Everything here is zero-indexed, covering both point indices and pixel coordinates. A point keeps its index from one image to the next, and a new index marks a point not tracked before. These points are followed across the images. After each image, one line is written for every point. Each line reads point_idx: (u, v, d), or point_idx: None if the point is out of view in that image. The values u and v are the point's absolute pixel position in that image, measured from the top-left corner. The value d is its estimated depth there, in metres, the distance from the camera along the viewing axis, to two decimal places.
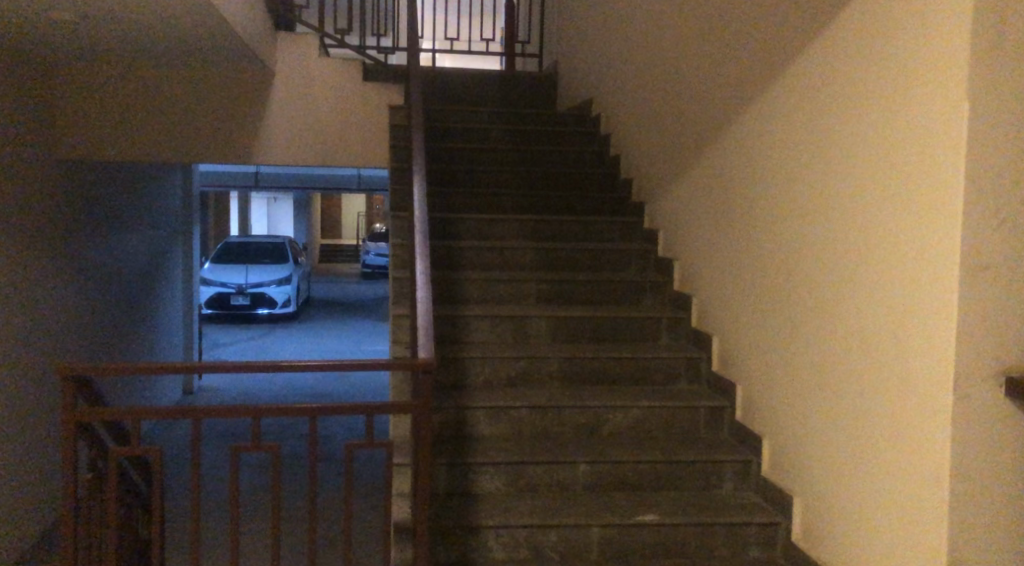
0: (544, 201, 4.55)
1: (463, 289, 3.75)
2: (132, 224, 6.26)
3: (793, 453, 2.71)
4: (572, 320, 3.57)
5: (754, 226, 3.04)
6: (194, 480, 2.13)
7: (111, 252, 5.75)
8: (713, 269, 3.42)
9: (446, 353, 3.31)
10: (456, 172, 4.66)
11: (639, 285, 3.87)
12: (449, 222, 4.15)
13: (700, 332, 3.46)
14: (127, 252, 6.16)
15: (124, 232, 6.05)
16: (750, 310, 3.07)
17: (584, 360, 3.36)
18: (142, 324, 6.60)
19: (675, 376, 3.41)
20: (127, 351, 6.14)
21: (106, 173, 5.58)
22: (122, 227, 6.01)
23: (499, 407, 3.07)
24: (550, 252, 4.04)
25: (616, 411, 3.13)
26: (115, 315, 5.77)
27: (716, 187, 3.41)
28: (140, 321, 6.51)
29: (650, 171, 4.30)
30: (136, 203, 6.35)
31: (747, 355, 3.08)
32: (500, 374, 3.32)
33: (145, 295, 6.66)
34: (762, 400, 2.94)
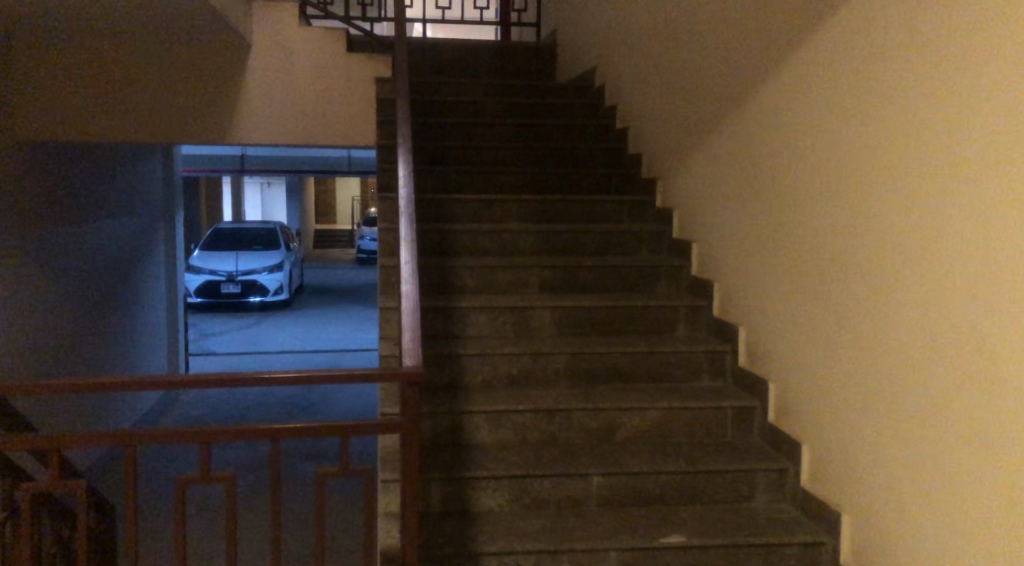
0: (546, 178, 4.16)
1: (458, 277, 3.38)
2: (102, 211, 5.86)
3: (837, 463, 2.37)
4: (579, 310, 3.21)
5: (788, 202, 2.66)
6: (131, 525, 1.77)
7: (76, 244, 5.35)
8: (738, 251, 3.05)
9: (440, 350, 2.95)
10: (449, 149, 4.27)
11: (652, 270, 3.50)
12: (442, 203, 3.77)
13: (724, 322, 3.10)
14: (97, 241, 5.77)
15: (93, 221, 5.66)
16: (782, 297, 2.70)
17: (593, 356, 3.00)
18: (116, 320, 6.23)
19: (696, 371, 3.05)
20: (98, 349, 5.77)
21: (71, 159, 5.18)
22: (91, 216, 5.61)
23: (499, 411, 2.72)
24: (554, 236, 3.67)
25: (633, 414, 2.78)
26: (77, 311, 5.39)
27: (740, 159, 3.03)
28: (113, 316, 6.13)
29: (662, 144, 3.91)
30: (107, 189, 5.94)
31: (780, 349, 2.72)
32: (501, 373, 2.96)
33: (119, 287, 6.28)
34: (798, 401, 2.59)
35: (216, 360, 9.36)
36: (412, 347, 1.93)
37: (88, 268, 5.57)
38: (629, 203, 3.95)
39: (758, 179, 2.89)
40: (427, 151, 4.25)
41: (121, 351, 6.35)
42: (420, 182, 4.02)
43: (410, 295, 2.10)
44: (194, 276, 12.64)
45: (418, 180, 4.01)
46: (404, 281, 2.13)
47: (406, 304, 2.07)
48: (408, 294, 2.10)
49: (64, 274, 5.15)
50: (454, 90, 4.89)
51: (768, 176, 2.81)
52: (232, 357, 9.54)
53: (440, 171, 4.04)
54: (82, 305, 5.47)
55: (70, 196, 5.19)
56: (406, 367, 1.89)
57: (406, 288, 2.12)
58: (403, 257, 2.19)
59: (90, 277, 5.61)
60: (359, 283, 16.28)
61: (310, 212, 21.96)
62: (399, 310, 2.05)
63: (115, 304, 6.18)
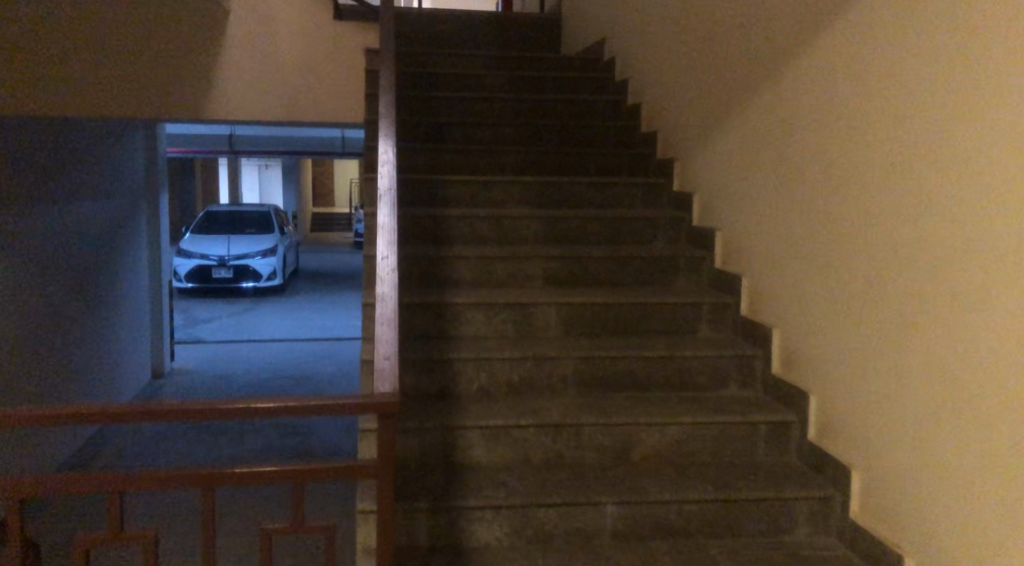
0: (551, 159, 3.77)
1: (453, 269, 3.01)
2: (77, 192, 5.47)
3: (896, 495, 2.00)
4: (588, 308, 2.84)
5: (835, 187, 2.28)
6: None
7: (48, 228, 4.97)
8: (771, 243, 2.68)
9: (431, 352, 2.58)
10: (444, 125, 3.87)
11: (670, 262, 3.12)
12: (436, 186, 3.39)
13: (754, 323, 2.73)
14: (71, 226, 5.38)
15: (66, 203, 5.27)
16: (827, 298, 2.32)
17: (605, 361, 2.63)
18: (94, 311, 5.85)
19: (722, 379, 2.68)
20: (75, 344, 5.40)
21: (36, 139, 4.75)
22: (61, 201, 5.20)
23: (498, 426, 2.35)
24: (560, 223, 3.29)
25: (652, 430, 2.42)
26: (53, 303, 5.02)
27: (775, 137, 2.64)
28: (91, 308, 5.76)
29: (679, 121, 3.52)
30: (83, 169, 5.56)
31: (822, 358, 2.35)
32: (500, 381, 2.60)
33: (97, 276, 5.90)
34: (846, 419, 2.22)
35: (203, 350, 8.97)
36: (389, 365, 1.55)
37: (58, 258, 5.15)
38: (643, 187, 3.56)
39: (796, 160, 2.50)
40: (420, 128, 3.85)
41: (100, 345, 5.97)
42: (412, 161, 3.63)
43: (387, 297, 1.71)
44: (185, 260, 12.23)
45: (409, 159, 3.62)
46: (382, 281, 1.75)
47: (383, 309, 1.68)
48: (386, 296, 1.71)
49: (31, 264, 4.74)
50: (451, 62, 4.49)
51: (809, 156, 2.42)
52: (220, 346, 9.15)
53: (435, 150, 3.65)
54: (56, 297, 5.10)
55: (36, 179, 4.78)
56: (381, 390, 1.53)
57: (384, 288, 1.73)
58: (380, 251, 1.81)
59: (60, 267, 5.18)
60: (356, 268, 15.89)
61: (306, 195, 21.53)
62: (374, 319, 1.66)
63: (90, 297, 5.75)
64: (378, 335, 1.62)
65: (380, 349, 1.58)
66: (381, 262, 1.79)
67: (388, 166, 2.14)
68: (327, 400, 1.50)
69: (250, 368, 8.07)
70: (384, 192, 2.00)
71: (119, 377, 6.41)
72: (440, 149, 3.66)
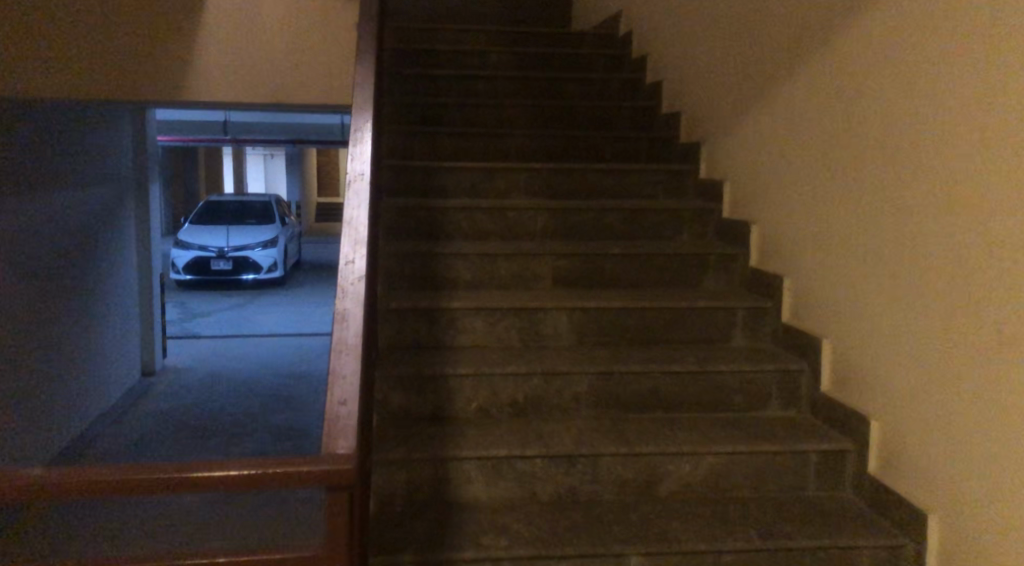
0: (562, 143, 3.38)
1: (449, 268, 2.63)
2: (68, 180, 5.12)
3: (986, 551, 1.63)
4: (604, 313, 2.47)
5: (905, 174, 1.89)
6: None
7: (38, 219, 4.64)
8: (818, 239, 2.29)
9: (422, 366, 2.20)
10: (444, 105, 3.48)
11: (698, 260, 2.73)
12: (432, 173, 3.02)
13: (798, 332, 2.35)
14: (63, 215, 5.04)
15: (58, 190, 4.93)
16: (891, 308, 1.94)
17: (625, 376, 2.26)
18: (87, 306, 5.51)
19: (760, 397, 2.31)
20: (68, 342, 5.06)
21: (20, 122, 4.39)
22: (52, 190, 4.86)
23: (499, 457, 1.99)
24: (572, 215, 2.91)
25: (681, 460, 2.05)
26: (42, 298, 4.68)
27: (822, 118, 2.26)
28: (83, 302, 5.42)
29: (706, 101, 3.14)
30: (73, 155, 5.21)
31: (885, 376, 1.97)
32: (503, 401, 2.23)
33: (88, 267, 5.56)
34: (916, 453, 1.84)
35: (197, 345, 8.62)
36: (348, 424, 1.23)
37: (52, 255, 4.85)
38: (664, 175, 3.18)
39: (851, 145, 2.11)
40: (416, 109, 3.46)
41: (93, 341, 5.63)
42: (406, 145, 3.24)
43: (352, 326, 1.36)
44: (182, 251, 11.89)
45: (403, 143, 3.23)
46: (347, 300, 1.40)
47: (346, 339, 1.34)
48: (350, 324, 1.36)
49: (18, 259, 4.39)
50: (453, 37, 4.09)
51: (867, 138, 2.04)
52: (216, 340, 8.82)
53: (431, 133, 3.26)
54: (46, 292, 4.76)
55: (23, 165, 4.43)
56: (338, 456, 1.18)
57: (346, 312, 1.38)
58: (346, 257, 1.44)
59: (54, 265, 4.88)
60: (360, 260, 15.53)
61: (310, 185, 21.15)
62: (332, 350, 1.32)
63: (82, 293, 5.44)
64: (334, 380, 1.28)
65: (334, 404, 1.25)
66: (348, 275, 1.44)
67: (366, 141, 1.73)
68: (266, 471, 1.17)
69: (245, 365, 7.72)
70: (354, 182, 1.63)
71: (112, 375, 6.08)
72: (437, 133, 3.27)
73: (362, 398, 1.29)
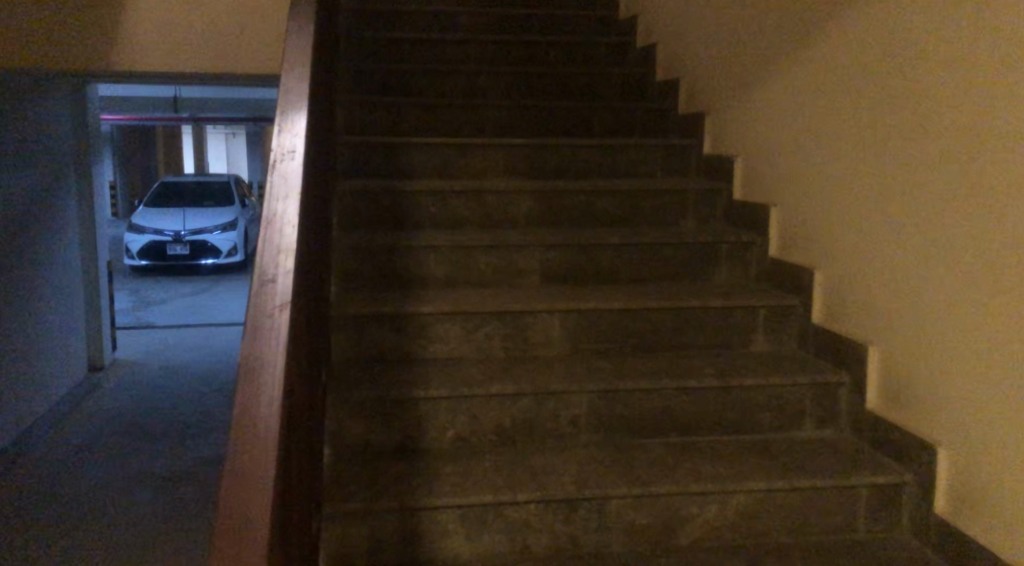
0: (546, 114, 2.95)
1: (417, 264, 2.22)
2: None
3: None
4: (603, 315, 2.09)
5: (977, 149, 1.51)
6: None
7: None
8: (858, 228, 1.92)
9: (386, 388, 1.79)
10: (410, 72, 3.02)
11: (709, 249, 2.35)
12: (396, 150, 2.59)
13: (835, 336, 1.99)
14: None
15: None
16: (961, 315, 1.58)
17: (632, 396, 1.88)
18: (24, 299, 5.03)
19: (791, 414, 1.96)
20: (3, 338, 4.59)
21: None
22: None
23: (483, 506, 1.60)
24: (561, 198, 2.50)
25: (705, 501, 1.68)
26: None
27: (861, 81, 1.88)
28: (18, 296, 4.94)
29: (708, 66, 2.74)
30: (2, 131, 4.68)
31: (951, 396, 1.61)
32: (487, 429, 1.83)
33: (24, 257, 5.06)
34: (996, 492, 1.49)
35: (153, 337, 8.09)
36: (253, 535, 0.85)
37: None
38: (663, 151, 2.78)
39: (902, 115, 1.74)
40: (377, 76, 2.99)
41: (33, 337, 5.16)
42: (365, 118, 2.78)
43: (267, 377, 0.97)
44: (138, 235, 11.24)
45: (362, 116, 2.78)
46: (261, 341, 1.00)
47: (259, 395, 0.96)
48: (264, 375, 0.97)
49: None
50: None
51: (924, 104, 1.66)
52: (174, 331, 8.30)
53: (396, 103, 2.80)
54: None
55: None
56: None
57: (258, 353, 0.99)
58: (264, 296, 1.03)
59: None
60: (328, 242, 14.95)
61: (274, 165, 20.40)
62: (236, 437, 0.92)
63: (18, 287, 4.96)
64: (236, 466, 0.89)
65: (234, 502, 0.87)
66: (268, 300, 1.04)
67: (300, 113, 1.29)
68: None
69: (204, 358, 7.22)
70: (276, 163, 1.21)
71: (55, 375, 5.59)
72: (402, 103, 2.81)
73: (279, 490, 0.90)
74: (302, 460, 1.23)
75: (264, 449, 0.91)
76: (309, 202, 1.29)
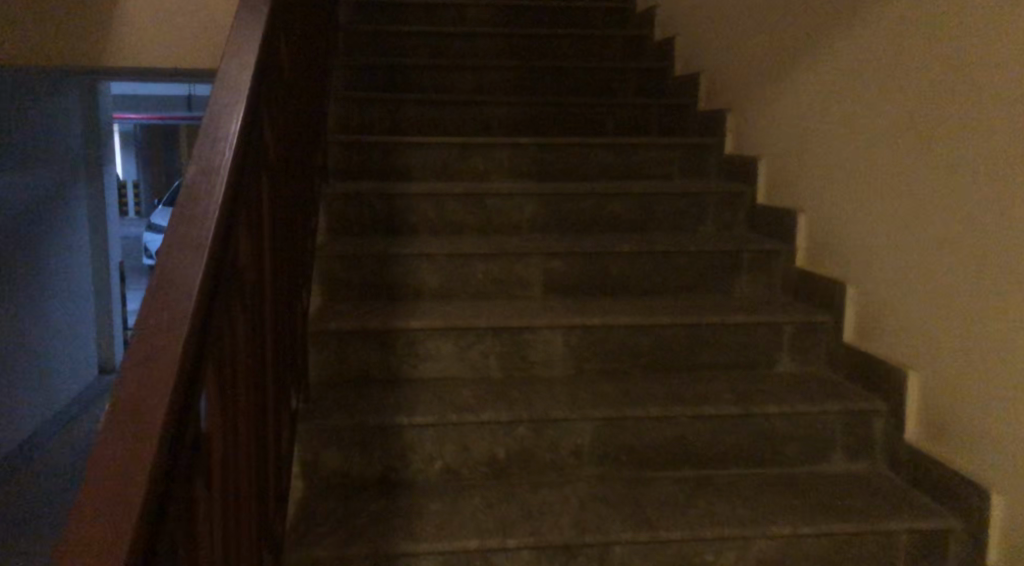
0: (557, 112, 2.76)
1: (410, 274, 2.05)
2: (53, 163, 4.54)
3: None
4: (612, 331, 1.90)
5: None
6: None
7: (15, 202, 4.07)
8: (900, 239, 1.72)
9: (367, 414, 1.62)
10: (412, 68, 2.84)
11: (730, 259, 2.14)
12: (392, 150, 2.41)
13: (869, 359, 1.78)
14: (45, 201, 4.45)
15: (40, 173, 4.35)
16: (1021, 343, 1.37)
17: (641, 424, 1.69)
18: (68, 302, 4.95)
19: (821, 446, 1.75)
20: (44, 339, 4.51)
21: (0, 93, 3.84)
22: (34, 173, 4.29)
23: (469, 552, 1.42)
24: (568, 202, 2.31)
25: (722, 548, 1.48)
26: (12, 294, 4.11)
27: (907, 76, 1.69)
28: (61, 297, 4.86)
29: (731, 61, 2.55)
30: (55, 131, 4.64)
31: (1007, 433, 1.41)
32: (478, 459, 1.65)
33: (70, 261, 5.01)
34: None
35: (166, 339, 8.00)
36: (124, 488, 0.65)
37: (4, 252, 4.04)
38: (681, 151, 2.56)
39: (955, 113, 1.54)
40: (377, 71, 2.82)
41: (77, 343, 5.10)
42: (362, 116, 2.61)
43: (169, 316, 0.77)
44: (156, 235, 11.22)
45: (358, 114, 2.60)
46: (156, 321, 0.76)
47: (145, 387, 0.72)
48: (165, 315, 0.77)
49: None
50: None
51: (980, 100, 1.46)
52: None
53: (395, 100, 2.62)
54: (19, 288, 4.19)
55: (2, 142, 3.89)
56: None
57: (165, 290, 0.79)
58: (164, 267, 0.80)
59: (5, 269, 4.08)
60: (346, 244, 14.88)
61: None
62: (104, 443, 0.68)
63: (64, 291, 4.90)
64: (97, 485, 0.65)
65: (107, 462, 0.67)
66: (170, 272, 0.81)
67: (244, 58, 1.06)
68: None
69: None
70: (216, 92, 1.01)
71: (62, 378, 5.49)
72: (402, 100, 2.63)
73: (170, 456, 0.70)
74: (238, 453, 1.03)
75: (154, 401, 0.71)
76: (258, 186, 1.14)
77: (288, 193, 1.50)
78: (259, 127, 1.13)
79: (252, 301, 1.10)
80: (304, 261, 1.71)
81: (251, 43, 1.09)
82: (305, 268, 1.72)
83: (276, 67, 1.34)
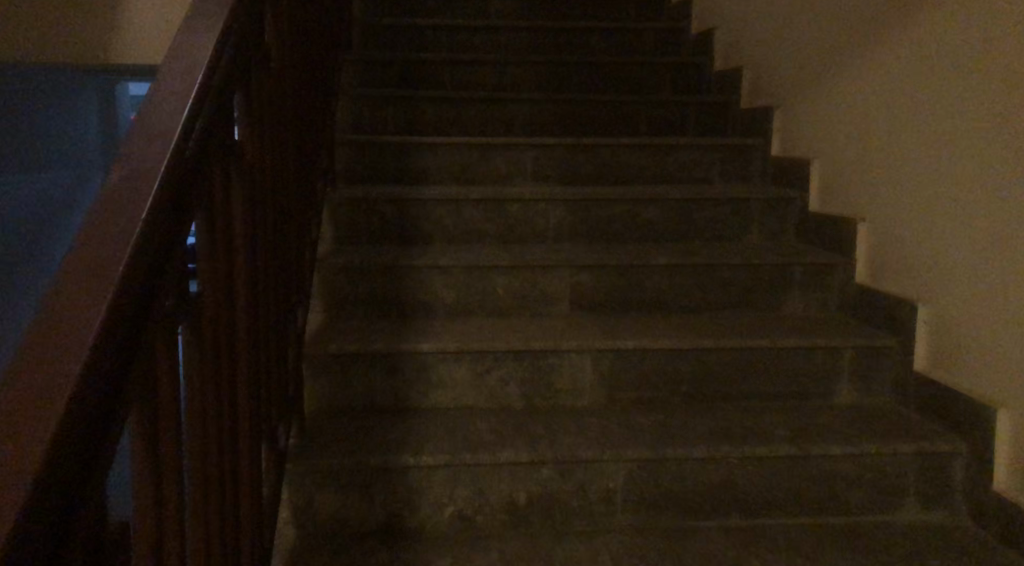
0: (585, 109, 2.54)
1: (422, 290, 1.85)
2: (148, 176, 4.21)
3: None
4: (648, 356, 1.68)
5: None
6: None
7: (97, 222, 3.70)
8: (982, 255, 1.48)
9: (368, 452, 1.42)
10: (430, 63, 2.65)
11: (780, 273, 1.91)
12: (406, 152, 2.22)
13: (947, 392, 1.54)
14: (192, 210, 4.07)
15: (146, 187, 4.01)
16: None
17: (683, 467, 1.47)
18: None
19: (890, 492, 1.51)
20: None
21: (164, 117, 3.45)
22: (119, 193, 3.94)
23: None
24: (598, 209, 2.09)
25: None
26: None
27: (988, 67, 1.45)
28: None
29: (777, 53, 2.31)
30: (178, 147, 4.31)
31: None
32: (495, 505, 1.45)
33: None
34: None
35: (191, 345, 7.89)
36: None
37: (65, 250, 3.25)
38: (722, 152, 2.32)
39: None
40: (393, 66, 2.62)
41: None
42: (376, 114, 2.42)
43: (76, 321, 0.60)
44: None
45: (370, 113, 2.42)
46: (63, 313, 0.61)
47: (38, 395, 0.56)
48: (70, 319, 0.60)
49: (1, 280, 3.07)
50: None
51: None
52: None
53: (410, 96, 2.43)
54: None
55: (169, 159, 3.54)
56: None
57: (69, 302, 0.61)
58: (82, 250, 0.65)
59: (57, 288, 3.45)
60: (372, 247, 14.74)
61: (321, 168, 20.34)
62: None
63: None
64: None
65: None
66: (89, 255, 0.65)
67: (208, 32, 0.91)
68: None
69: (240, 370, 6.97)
70: (159, 78, 0.84)
71: None
72: (418, 97, 2.43)
73: (43, 536, 0.51)
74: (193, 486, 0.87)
75: (23, 460, 0.52)
76: (222, 199, 0.95)
77: (277, 201, 1.31)
78: (224, 125, 0.94)
79: (211, 334, 0.92)
80: (300, 278, 1.52)
81: (216, 15, 0.94)
82: (301, 286, 1.53)
83: (257, 54, 1.15)
